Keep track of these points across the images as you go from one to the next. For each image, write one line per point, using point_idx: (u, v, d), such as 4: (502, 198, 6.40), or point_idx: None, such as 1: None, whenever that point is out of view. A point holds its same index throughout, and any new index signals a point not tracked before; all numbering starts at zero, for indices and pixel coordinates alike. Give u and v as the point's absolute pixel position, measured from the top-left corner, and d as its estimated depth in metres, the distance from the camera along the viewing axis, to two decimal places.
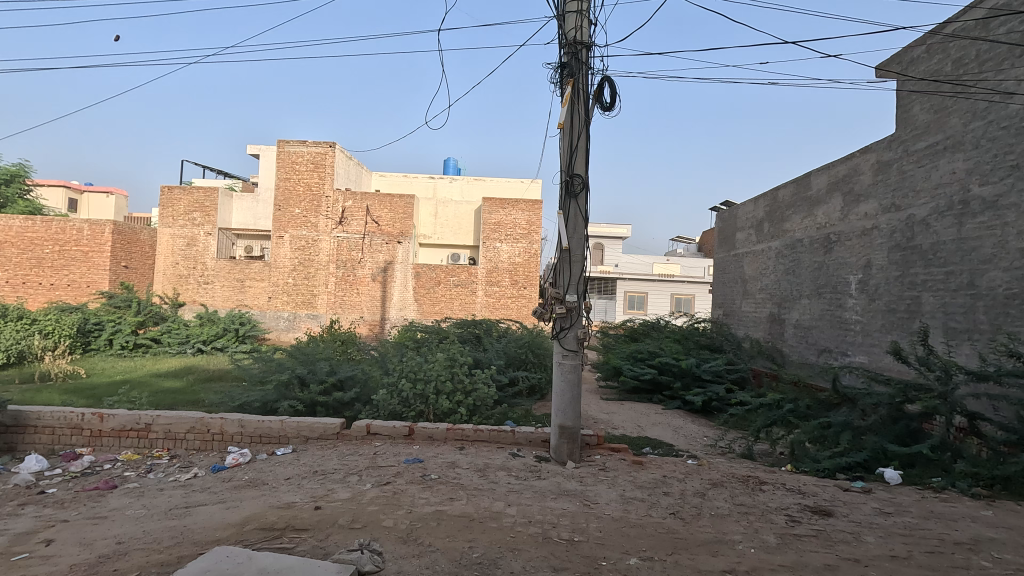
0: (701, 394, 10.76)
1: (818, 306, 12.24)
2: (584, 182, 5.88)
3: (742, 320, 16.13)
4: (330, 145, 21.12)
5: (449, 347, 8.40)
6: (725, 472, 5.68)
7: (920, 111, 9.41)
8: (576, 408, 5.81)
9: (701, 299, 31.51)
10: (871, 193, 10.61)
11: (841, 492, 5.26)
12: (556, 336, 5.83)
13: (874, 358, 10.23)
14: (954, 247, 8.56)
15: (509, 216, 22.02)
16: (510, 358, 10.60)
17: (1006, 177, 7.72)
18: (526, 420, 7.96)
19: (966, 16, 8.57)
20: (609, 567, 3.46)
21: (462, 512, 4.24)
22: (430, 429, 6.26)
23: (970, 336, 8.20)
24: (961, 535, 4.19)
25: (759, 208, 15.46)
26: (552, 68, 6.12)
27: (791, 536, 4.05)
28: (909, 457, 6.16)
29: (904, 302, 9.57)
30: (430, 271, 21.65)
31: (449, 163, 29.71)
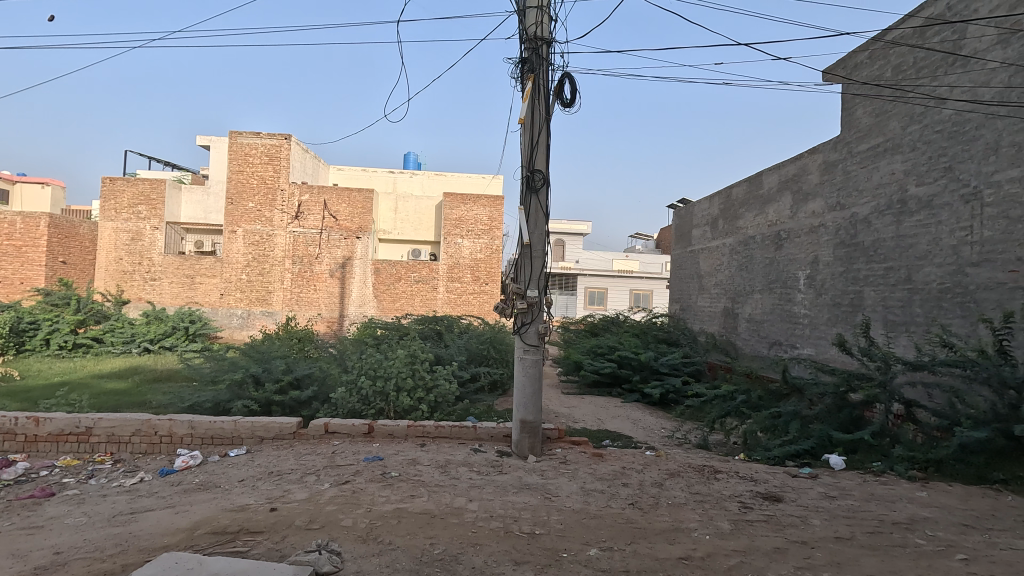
0: (658, 387, 11.02)
1: (769, 301, 12.71)
2: (545, 177, 5.90)
3: (697, 315, 16.57)
4: (285, 137, 20.52)
5: (409, 343, 8.31)
6: (682, 462, 5.83)
7: (863, 114, 9.87)
8: (536, 402, 5.85)
9: (658, 295, 32.27)
10: (818, 192, 11.07)
11: (789, 478, 5.50)
12: (517, 332, 5.85)
13: (821, 350, 10.72)
14: (893, 244, 9.03)
15: (471, 212, 21.94)
16: (472, 353, 10.59)
17: (940, 178, 8.20)
18: (487, 415, 7.96)
19: (905, 25, 9.03)
20: (569, 558, 3.50)
21: (423, 509, 4.20)
22: (390, 426, 6.18)
23: (908, 328, 8.67)
24: (898, 516, 4.44)
25: (714, 206, 15.90)
26: (513, 64, 6.12)
27: (743, 522, 4.20)
28: (852, 443, 6.50)
29: (848, 296, 10.05)
30: (391, 268, 21.32)
31: (409, 158, 29.30)
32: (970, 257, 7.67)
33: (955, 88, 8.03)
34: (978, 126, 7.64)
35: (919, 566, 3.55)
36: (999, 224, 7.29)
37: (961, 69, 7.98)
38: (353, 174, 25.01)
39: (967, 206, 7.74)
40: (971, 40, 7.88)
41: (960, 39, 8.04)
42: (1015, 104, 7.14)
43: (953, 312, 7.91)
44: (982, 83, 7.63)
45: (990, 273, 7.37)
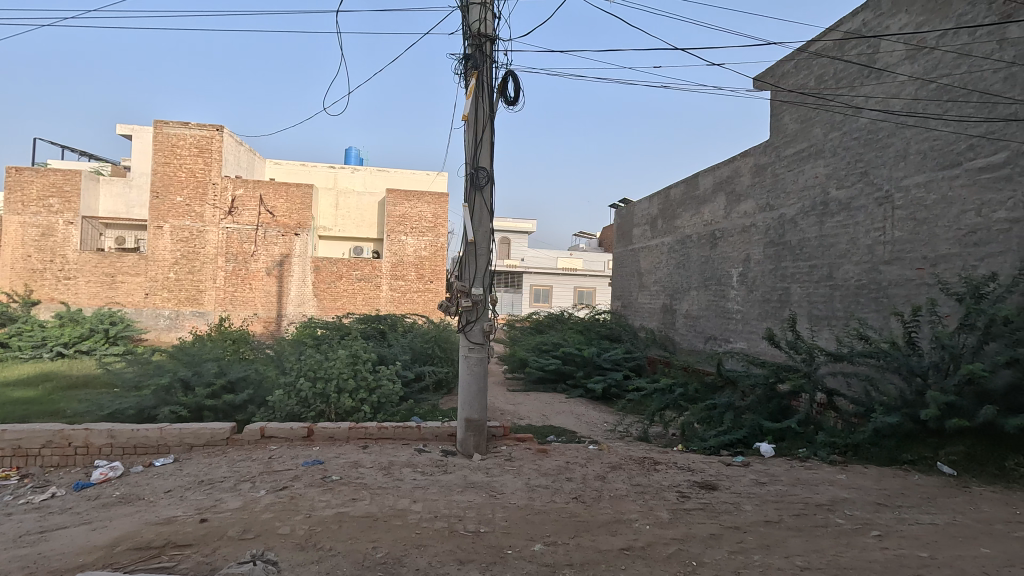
0: (601, 382, 11.26)
1: (705, 297, 13.25)
2: (489, 175, 5.89)
3: (638, 311, 17.06)
4: (217, 129, 19.52)
5: (351, 343, 8.08)
6: (623, 455, 5.98)
7: (790, 120, 10.45)
8: (481, 400, 5.83)
9: (601, 292, 32.99)
10: (750, 193, 11.63)
11: (724, 466, 5.75)
12: (462, 330, 5.81)
13: (752, 343, 11.29)
14: (816, 244, 9.62)
15: (415, 209, 21.65)
16: (416, 353, 10.46)
17: (857, 182, 8.81)
18: (432, 415, 7.88)
19: (826, 37, 9.63)
20: (514, 555, 3.51)
21: (366, 512, 4.10)
22: (331, 429, 5.99)
23: (830, 322, 9.27)
24: (822, 498, 4.74)
25: (654, 206, 16.39)
26: (456, 59, 6.06)
27: (681, 511, 4.35)
28: (780, 431, 6.89)
29: (776, 293, 10.63)
30: (331, 265, 20.70)
31: (350, 153, 28.51)
32: (884, 255, 8.28)
33: (869, 98, 8.66)
34: (889, 134, 8.25)
35: (839, 544, 3.79)
36: (908, 225, 7.90)
37: (874, 81, 8.60)
38: (290, 168, 24.10)
39: (880, 209, 8.35)
40: (884, 54, 8.49)
41: (874, 53, 8.66)
42: (921, 115, 7.75)
43: (868, 306, 8.51)
44: (893, 94, 8.24)
45: (900, 270, 7.98)
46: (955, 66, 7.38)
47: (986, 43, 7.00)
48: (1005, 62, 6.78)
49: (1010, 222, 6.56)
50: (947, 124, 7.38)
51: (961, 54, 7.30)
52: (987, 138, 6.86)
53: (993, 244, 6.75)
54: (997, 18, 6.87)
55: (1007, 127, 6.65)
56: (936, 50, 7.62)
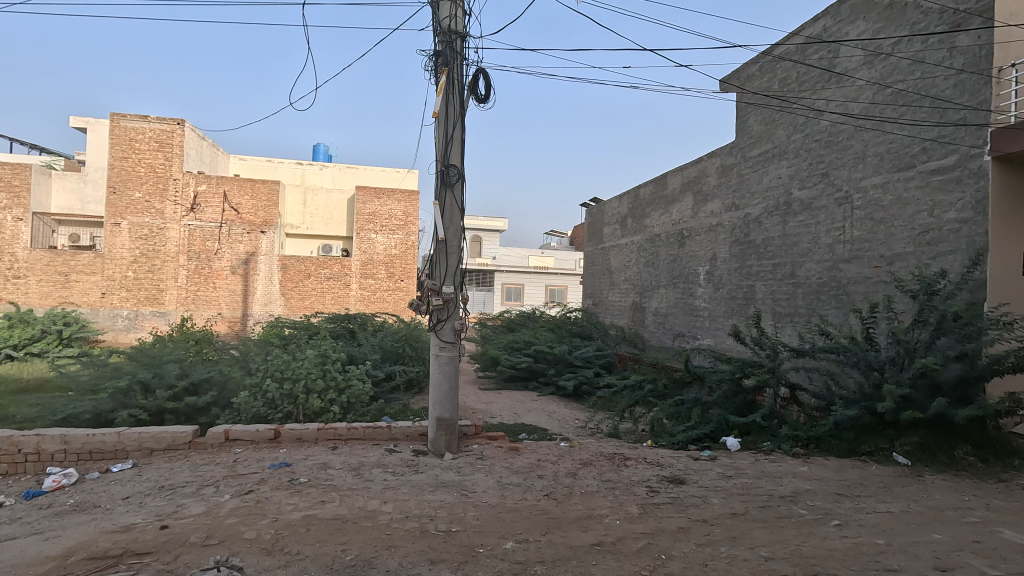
0: (572, 379, 11.33)
1: (673, 295, 13.48)
2: (460, 172, 5.86)
3: (608, 309, 17.24)
4: (178, 122, 18.89)
5: (320, 343, 7.94)
6: (594, 451, 6.04)
7: (755, 122, 10.70)
8: (453, 400, 5.79)
9: (572, 291, 33.24)
10: (716, 194, 11.88)
11: (692, 460, 5.87)
12: (433, 329, 5.78)
13: (718, 340, 11.53)
14: (780, 243, 9.88)
15: (385, 207, 21.39)
16: (386, 352, 10.34)
17: (818, 183, 9.09)
18: (403, 414, 7.81)
19: (789, 42, 9.90)
20: (485, 553, 3.50)
21: (335, 514, 4.04)
22: (298, 430, 5.88)
23: (792, 318, 9.55)
24: (785, 490, 4.88)
25: (624, 205, 16.58)
26: (426, 56, 6.00)
27: (650, 506, 4.42)
28: (745, 426, 7.05)
29: (742, 290, 10.89)
30: (299, 264, 20.29)
31: (319, 149, 27.99)
32: (843, 254, 8.56)
33: (829, 102, 8.95)
34: (849, 137, 8.54)
35: (802, 534, 3.91)
36: (866, 225, 8.19)
37: (834, 85, 8.89)
38: (256, 164, 23.53)
39: (840, 209, 8.63)
40: (843, 59, 8.78)
41: (834, 58, 8.95)
42: (878, 119, 8.04)
43: (829, 303, 8.80)
44: (852, 98, 8.53)
45: (858, 268, 8.28)
46: (909, 72, 7.67)
47: (938, 50, 7.29)
48: (955, 69, 7.08)
49: (960, 222, 6.86)
50: (902, 128, 7.68)
51: (914, 61, 7.60)
52: (938, 141, 7.17)
53: (944, 243, 7.05)
54: (948, 27, 7.16)
55: (957, 131, 6.95)
56: (892, 56, 7.91)
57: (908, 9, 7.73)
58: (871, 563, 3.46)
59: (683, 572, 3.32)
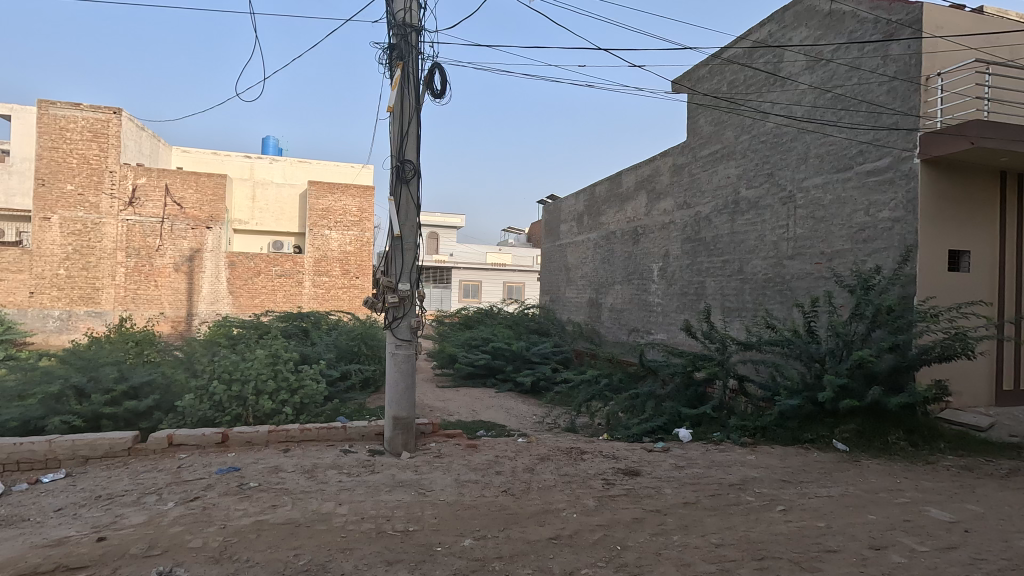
0: (530, 375, 11.40)
1: (628, 291, 13.75)
2: (416, 168, 5.78)
3: (565, 305, 17.42)
4: (114, 111, 17.88)
5: (270, 342, 7.68)
6: (551, 446, 6.09)
7: (705, 123, 11.02)
8: (409, 398, 5.72)
9: (530, 287, 33.43)
10: (669, 192, 12.19)
11: (646, 452, 6.01)
12: (389, 327, 5.69)
13: (671, 335, 11.85)
14: (729, 240, 10.23)
15: (339, 202, 20.88)
16: (341, 351, 10.12)
17: (764, 183, 9.45)
18: (359, 414, 7.67)
19: (737, 46, 10.25)
20: (443, 552, 3.48)
21: (287, 518, 3.92)
22: (248, 433, 5.67)
23: (740, 313, 9.90)
24: (734, 478, 5.07)
25: (580, 202, 16.77)
26: (381, 49, 5.89)
27: (606, 498, 4.50)
28: (696, 417, 7.28)
29: (693, 286, 11.22)
30: (248, 261, 19.58)
31: (268, 142, 27.02)
32: (787, 251, 8.94)
33: (775, 104, 9.33)
34: (792, 138, 8.91)
35: (749, 520, 4.07)
36: (808, 223, 8.58)
37: (779, 89, 9.26)
38: (201, 157, 22.51)
39: (784, 208, 9.01)
40: (787, 64, 9.15)
41: (778, 63, 9.34)
42: (819, 122, 8.42)
43: (774, 298, 9.17)
44: (795, 102, 8.91)
45: (801, 265, 8.66)
46: (847, 78, 8.06)
47: (872, 58, 7.70)
48: (888, 76, 7.49)
49: (892, 221, 7.28)
50: (840, 131, 8.07)
51: (852, 68, 7.99)
52: (873, 144, 7.57)
53: (878, 241, 7.47)
54: (881, 36, 7.57)
55: (890, 135, 7.36)
56: (831, 62, 8.30)
57: (846, 18, 8.12)
58: (813, 545, 3.64)
59: (638, 561, 3.39)
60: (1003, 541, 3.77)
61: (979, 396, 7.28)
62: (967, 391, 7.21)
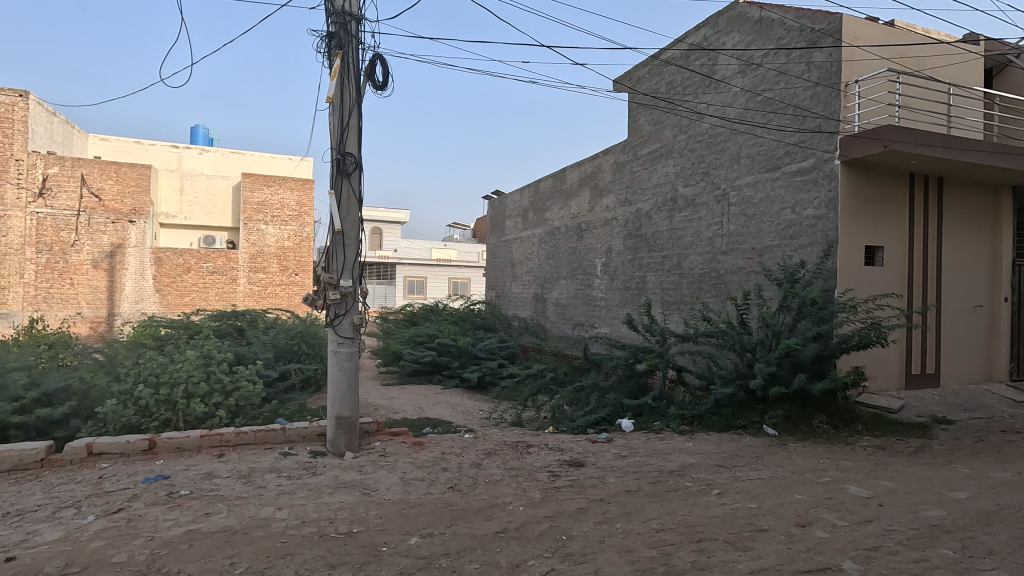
0: (476, 371, 11.39)
1: (572, 286, 13.98)
2: (357, 161, 5.64)
3: (511, 301, 17.50)
4: (22, 95, 16.17)
5: (202, 342, 7.30)
6: (498, 441, 6.11)
7: (645, 122, 11.33)
8: (353, 397, 5.59)
9: (476, 283, 33.33)
10: (611, 189, 12.46)
11: (590, 443, 6.14)
12: (330, 324, 5.53)
13: (614, 328, 12.15)
14: (668, 236, 10.59)
15: (276, 196, 20.10)
16: (279, 351, 9.76)
17: (700, 181, 9.83)
18: (299, 415, 7.43)
19: (675, 48, 10.60)
20: (389, 551, 3.42)
21: (222, 526, 3.74)
22: (178, 438, 5.37)
23: (679, 306, 10.28)
24: (673, 465, 5.27)
25: (525, 198, 16.87)
26: (319, 37, 5.69)
27: (552, 489, 4.57)
28: (638, 407, 7.53)
29: (635, 281, 11.54)
30: (177, 257, 18.51)
31: (198, 131, 25.57)
32: (722, 246, 9.35)
33: (710, 106, 9.72)
34: (726, 139, 9.31)
35: (687, 504, 4.25)
36: (740, 220, 9.01)
37: (714, 91, 9.67)
38: (122, 145, 21.01)
39: (719, 205, 9.41)
40: (721, 67, 9.56)
41: (713, 66, 9.74)
42: (750, 124, 8.85)
43: (710, 292, 9.57)
44: (728, 104, 9.30)
45: (734, 260, 9.08)
46: (775, 82, 8.53)
47: (798, 64, 8.15)
48: (812, 82, 7.96)
49: (816, 219, 7.75)
50: (770, 132, 8.51)
51: (780, 73, 8.44)
52: (799, 146, 8.03)
53: (803, 237, 7.94)
54: (806, 44, 8.02)
55: (813, 137, 7.82)
56: (762, 67, 8.74)
57: (773, 26, 8.56)
58: (746, 525, 3.84)
59: (583, 550, 3.47)
60: (912, 513, 4.11)
61: (892, 380, 7.89)
62: (881, 376, 7.80)
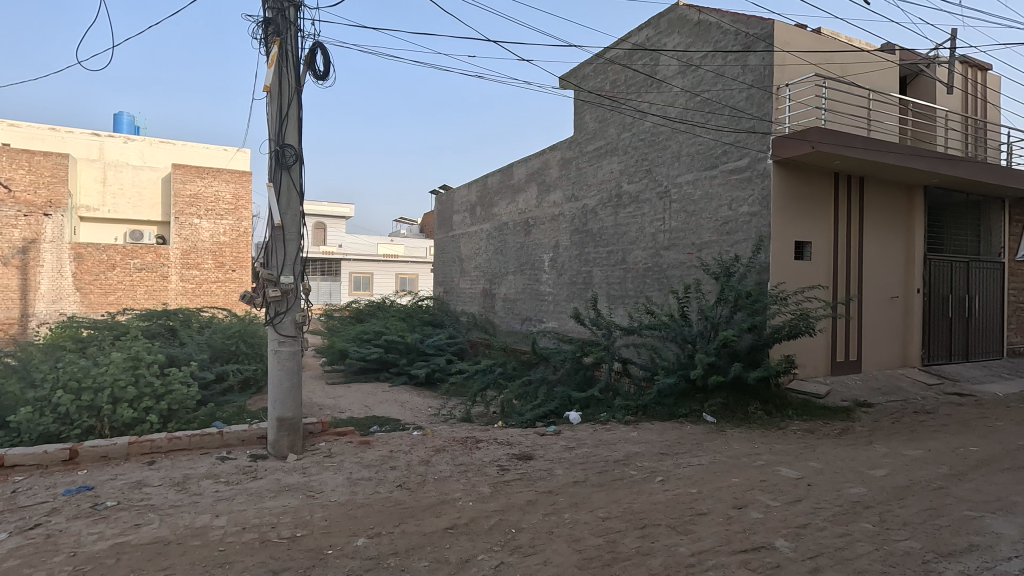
0: (424, 367, 11.30)
1: (520, 281, 14.07)
2: (298, 153, 5.45)
3: (459, 296, 17.42)
4: None
5: (130, 343, 6.86)
6: (447, 437, 6.08)
7: (590, 119, 11.53)
8: (296, 397, 5.40)
9: (424, 279, 32.96)
10: (558, 185, 12.61)
11: (538, 436, 6.21)
12: (270, 322, 5.32)
13: (562, 322, 12.32)
14: (613, 231, 10.83)
15: (210, 188, 19.14)
16: (215, 351, 9.32)
17: (643, 178, 10.10)
18: (238, 417, 7.12)
19: (619, 47, 10.82)
20: (335, 554, 3.34)
21: (154, 537, 3.54)
22: (103, 447, 5.03)
23: (624, 300, 10.54)
24: (619, 455, 5.41)
25: (472, 193, 16.82)
26: (255, 22, 5.45)
27: (501, 483, 4.60)
28: (585, 399, 7.69)
29: (581, 276, 11.74)
30: (99, 253, 17.32)
31: (122, 118, 23.98)
32: (664, 242, 9.64)
33: (652, 105, 9.99)
34: (667, 137, 9.61)
35: (632, 492, 4.38)
36: (681, 217, 9.32)
37: (655, 90, 9.94)
38: (34, 132, 19.35)
39: (661, 202, 9.70)
40: (662, 68, 9.85)
41: (655, 66, 10.02)
42: (689, 123, 9.17)
43: (653, 286, 9.87)
44: (669, 103, 9.59)
45: (675, 255, 9.40)
46: (713, 84, 8.86)
47: (734, 67, 8.49)
48: (746, 84, 8.31)
49: (751, 215, 8.12)
50: (708, 132, 8.85)
51: (717, 75, 8.78)
52: (735, 146, 8.38)
53: (739, 232, 8.30)
54: (741, 47, 8.36)
55: (748, 138, 8.18)
56: (700, 68, 9.06)
57: (711, 29, 8.88)
58: (687, 510, 3.99)
59: (531, 541, 3.51)
60: (837, 491, 4.40)
61: (819, 367, 8.39)
62: (809, 362, 8.29)
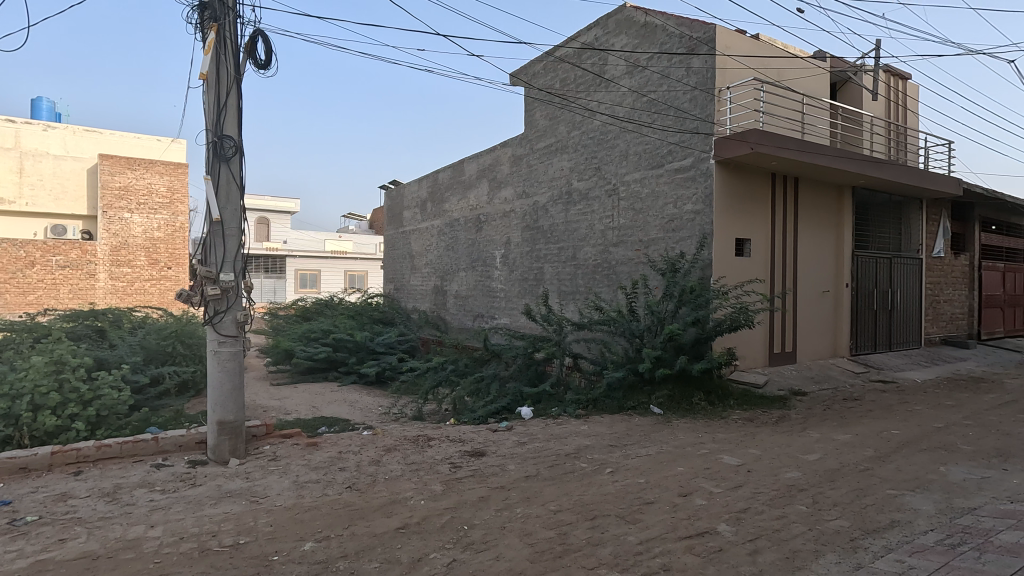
0: (375, 366, 11.11)
1: (472, 278, 14.03)
2: (237, 145, 5.21)
3: (410, 293, 17.20)
4: None
5: (52, 346, 6.39)
6: (398, 436, 5.98)
7: (541, 117, 11.61)
8: (237, 399, 5.18)
9: (374, 276, 32.37)
10: (509, 181, 12.64)
11: (491, 433, 6.21)
12: (209, 322, 5.07)
13: (514, 319, 12.37)
14: (563, 228, 10.95)
15: (142, 180, 18.08)
16: (149, 353, 8.82)
17: (593, 176, 10.27)
18: (175, 422, 6.77)
19: (569, 45, 10.92)
20: (281, 560, 3.24)
21: (81, 552, 3.32)
22: (22, 457, 4.67)
23: (574, 296, 10.68)
24: (570, 448, 5.49)
25: (422, 188, 16.62)
26: (190, 6, 5.19)
27: (453, 481, 4.58)
28: (536, 395, 7.77)
29: (533, 272, 11.81)
30: (16, 249, 16.09)
31: (40, 104, 22.31)
32: (613, 239, 9.83)
33: (601, 104, 10.16)
34: (616, 136, 9.80)
35: (583, 484, 4.47)
36: (629, 214, 9.52)
37: (604, 89, 10.12)
38: None
39: (610, 199, 9.90)
40: (610, 67, 10.03)
41: (603, 66, 10.19)
42: (637, 123, 9.38)
43: (602, 282, 10.05)
44: (617, 103, 9.79)
45: (624, 251, 9.61)
46: (659, 85, 9.10)
47: (679, 68, 8.74)
48: (690, 86, 8.58)
49: (695, 213, 8.40)
50: (654, 132, 9.08)
51: (663, 76, 9.01)
52: (680, 145, 8.64)
53: (684, 230, 8.57)
54: (685, 50, 8.61)
55: (692, 138, 8.45)
56: (647, 69, 9.28)
57: (657, 31, 9.10)
58: (636, 499, 4.10)
59: (483, 538, 3.51)
60: (774, 475, 4.64)
61: (758, 358, 8.80)
62: (749, 354, 8.67)
